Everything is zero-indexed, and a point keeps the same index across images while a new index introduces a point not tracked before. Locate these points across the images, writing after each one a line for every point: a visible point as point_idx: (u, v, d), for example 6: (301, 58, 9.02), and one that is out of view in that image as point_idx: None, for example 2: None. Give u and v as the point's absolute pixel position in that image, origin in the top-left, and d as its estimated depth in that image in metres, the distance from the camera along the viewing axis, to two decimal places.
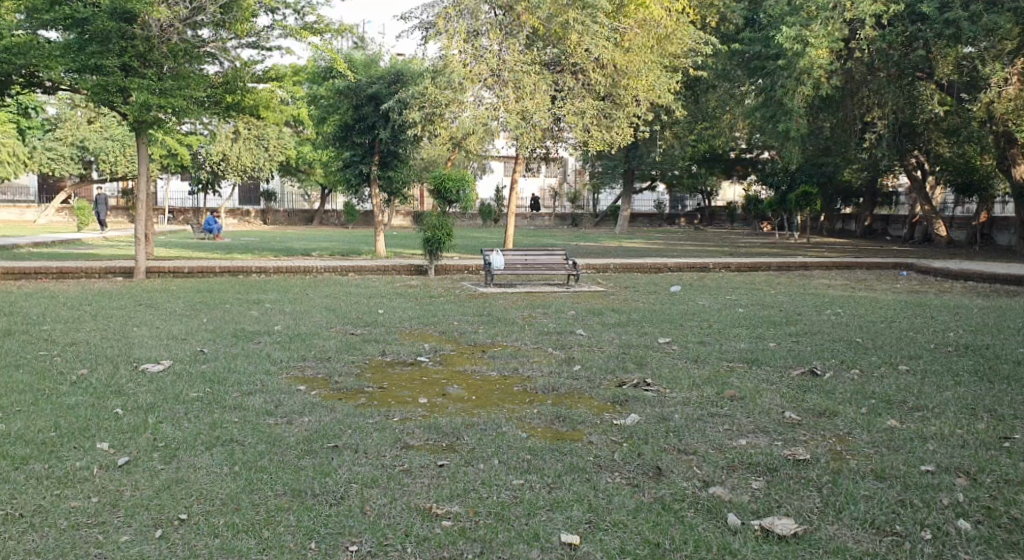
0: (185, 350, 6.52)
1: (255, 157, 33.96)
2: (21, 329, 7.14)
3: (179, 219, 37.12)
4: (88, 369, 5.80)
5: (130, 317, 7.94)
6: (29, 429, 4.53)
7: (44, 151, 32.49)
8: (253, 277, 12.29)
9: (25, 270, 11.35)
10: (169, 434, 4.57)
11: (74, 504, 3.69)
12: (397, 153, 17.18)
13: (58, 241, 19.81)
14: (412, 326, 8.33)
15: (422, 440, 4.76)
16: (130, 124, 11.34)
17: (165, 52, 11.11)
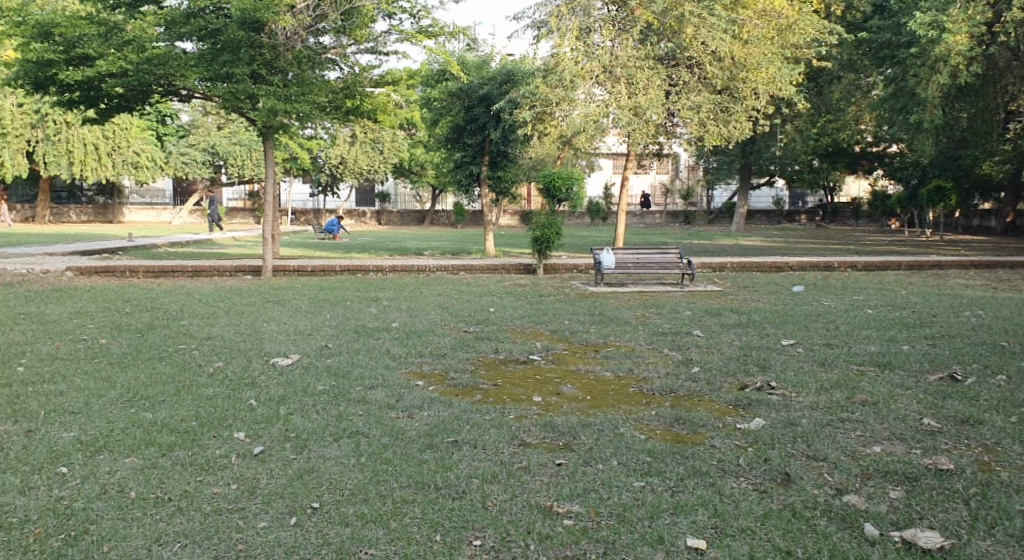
0: (311, 346, 6.76)
1: (370, 159, 35.07)
2: (163, 324, 7.59)
3: (300, 220, 38.72)
4: (223, 362, 6.09)
5: (259, 314, 8.30)
6: (173, 418, 4.79)
7: (179, 156, 34.54)
8: (370, 276, 12.64)
9: (163, 268, 12.07)
10: (300, 425, 4.73)
11: (217, 490, 3.88)
12: (507, 153, 17.30)
13: (193, 241, 21.01)
14: (523, 325, 8.35)
15: (539, 438, 4.74)
16: (258, 129, 11.88)
17: (289, 60, 11.55)
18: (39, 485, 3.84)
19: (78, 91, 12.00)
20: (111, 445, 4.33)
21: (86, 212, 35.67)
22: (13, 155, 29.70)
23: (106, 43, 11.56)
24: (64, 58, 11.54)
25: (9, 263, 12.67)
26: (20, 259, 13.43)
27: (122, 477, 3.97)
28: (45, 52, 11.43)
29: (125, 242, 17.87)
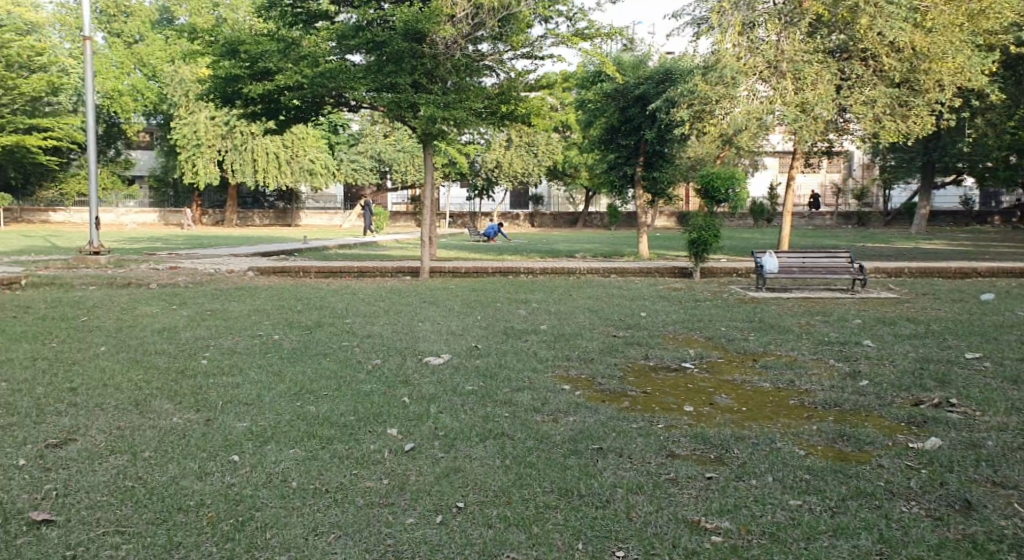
0: (462, 346, 6.90)
1: (527, 163, 35.54)
2: (327, 322, 8.00)
3: (458, 222, 39.81)
4: (381, 360, 6.33)
5: (416, 313, 8.59)
6: (334, 411, 5.01)
7: (349, 163, 36.49)
8: (522, 277, 12.78)
9: (330, 269, 12.72)
10: (449, 424, 4.81)
11: (369, 484, 4.00)
12: (663, 153, 16.91)
13: (358, 244, 22.10)
14: (677, 331, 8.12)
15: (689, 449, 4.56)
16: (419, 136, 12.24)
17: (449, 68, 11.90)
18: (213, 471, 4.07)
19: (260, 103, 12.94)
20: (277, 436, 4.55)
21: (267, 215, 38.51)
22: (206, 163, 32.59)
23: (285, 58, 12.22)
24: (249, 73, 12.48)
25: (198, 263, 13.85)
26: (208, 259, 14.67)
27: (285, 468, 4.15)
28: (233, 68, 12.45)
29: (299, 245, 19.12)
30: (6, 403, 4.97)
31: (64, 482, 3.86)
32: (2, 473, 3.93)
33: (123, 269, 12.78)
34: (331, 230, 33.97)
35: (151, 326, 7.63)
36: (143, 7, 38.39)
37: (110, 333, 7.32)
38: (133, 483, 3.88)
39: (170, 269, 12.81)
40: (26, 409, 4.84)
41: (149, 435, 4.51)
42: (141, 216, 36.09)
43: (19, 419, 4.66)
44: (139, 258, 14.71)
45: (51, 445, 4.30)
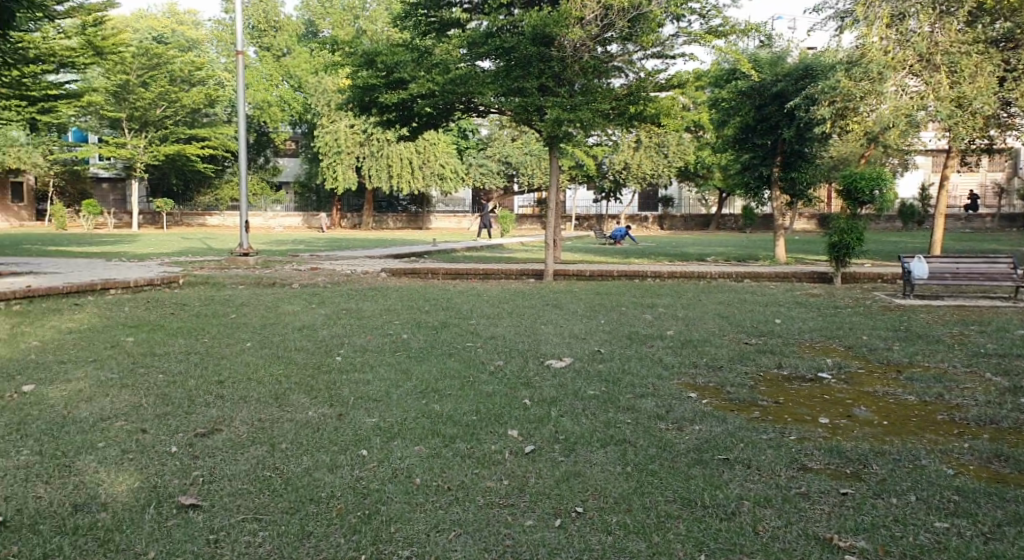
0: (584, 349, 6.85)
1: (657, 164, 34.98)
2: (453, 322, 8.14)
3: (586, 225, 39.73)
4: (503, 361, 6.37)
5: (540, 316, 8.60)
6: (456, 411, 5.06)
7: (478, 168, 37.14)
8: (648, 281, 12.59)
9: (458, 272, 12.95)
10: (570, 428, 4.77)
11: (490, 483, 4.01)
12: (803, 153, 16.15)
13: (488, 246, 22.39)
14: (813, 339, 7.73)
15: (823, 463, 4.31)
16: (545, 139, 12.25)
17: (578, 71, 11.83)
18: (343, 464, 4.17)
19: (394, 111, 13.35)
20: (404, 433, 4.63)
21: (400, 219, 39.78)
22: (345, 169, 34.09)
23: (419, 67, 12.61)
24: (385, 82, 12.93)
25: (336, 264, 14.51)
26: (344, 261, 15.35)
27: (410, 464, 4.21)
28: (370, 78, 12.96)
29: (430, 247, 19.56)
30: (161, 393, 5.33)
31: (209, 469, 4.04)
32: (156, 457, 4.17)
33: (270, 269, 13.61)
34: (450, 230, 37.62)
35: (291, 324, 8.03)
36: (290, 21, 40.53)
37: (254, 330, 7.75)
38: (270, 473, 4.03)
39: (310, 270, 13.49)
40: (179, 400, 5.18)
41: (286, 427, 4.70)
42: (286, 220, 38.21)
43: (173, 409, 4.98)
44: (282, 259, 15.65)
45: (200, 434, 4.56)
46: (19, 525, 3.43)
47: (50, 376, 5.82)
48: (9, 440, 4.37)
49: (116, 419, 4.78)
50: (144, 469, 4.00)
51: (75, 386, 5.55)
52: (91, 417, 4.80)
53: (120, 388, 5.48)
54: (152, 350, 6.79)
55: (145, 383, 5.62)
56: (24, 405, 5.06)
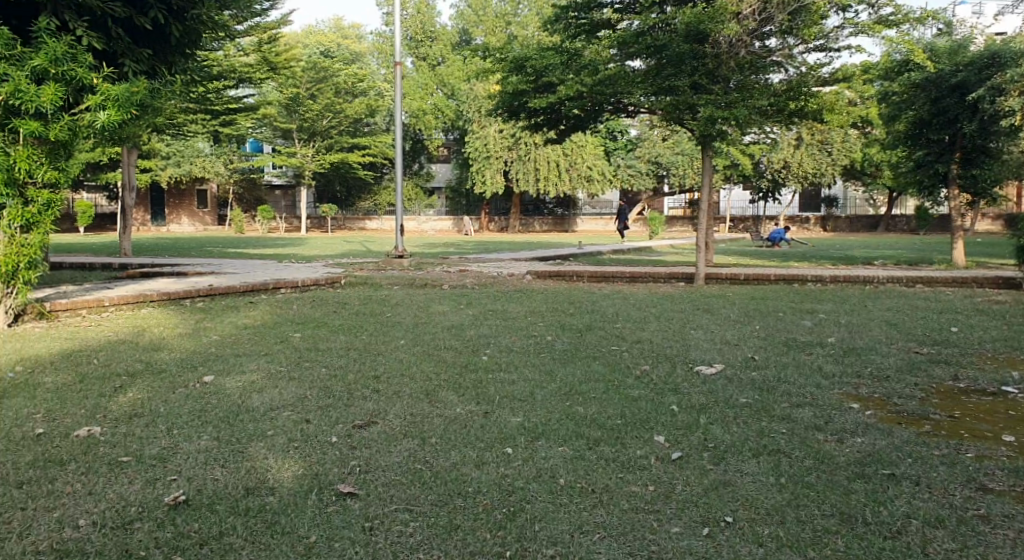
0: (737, 356, 6.60)
1: (820, 162, 33.34)
2: (600, 325, 8.09)
3: (740, 227, 38.47)
4: (650, 366, 6.25)
5: (689, 321, 8.38)
6: (601, 414, 4.99)
7: (627, 169, 36.79)
8: (808, 286, 11.99)
9: (607, 274, 12.80)
10: (720, 436, 4.61)
11: (634, 489, 3.92)
12: (987, 148, 14.85)
13: (636, 249, 22.06)
14: (995, 350, 7.06)
15: (1005, 485, 3.92)
16: (697, 139, 11.90)
17: (733, 67, 11.47)
18: (490, 461, 4.23)
19: (543, 114, 13.45)
20: (549, 433, 4.63)
21: (547, 221, 40.04)
22: (494, 174, 34.97)
23: (568, 70, 12.67)
24: (534, 86, 13.08)
25: (484, 266, 14.79)
26: (491, 263, 15.62)
27: (555, 465, 4.20)
28: (520, 83, 13.07)
29: (577, 250, 19.58)
30: (323, 387, 5.63)
31: (365, 460, 4.21)
32: (318, 446, 4.40)
33: (423, 271, 14.10)
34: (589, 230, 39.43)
35: (441, 324, 8.24)
36: (446, 30, 41.76)
37: (408, 329, 8.03)
38: (421, 466, 4.14)
39: (459, 272, 13.84)
40: (339, 393, 5.46)
41: (436, 423, 4.82)
42: (439, 223, 39.35)
43: (333, 401, 5.25)
44: (434, 261, 16.26)
45: (357, 426, 4.77)
46: (200, 501, 3.68)
47: (227, 367, 6.29)
48: (191, 425, 4.75)
49: (283, 409, 5.10)
50: (307, 457, 4.23)
51: (249, 377, 5.97)
52: (262, 407, 5.13)
53: (287, 381, 5.84)
54: (315, 346, 7.19)
55: (310, 376, 5.96)
56: (205, 393, 5.50)
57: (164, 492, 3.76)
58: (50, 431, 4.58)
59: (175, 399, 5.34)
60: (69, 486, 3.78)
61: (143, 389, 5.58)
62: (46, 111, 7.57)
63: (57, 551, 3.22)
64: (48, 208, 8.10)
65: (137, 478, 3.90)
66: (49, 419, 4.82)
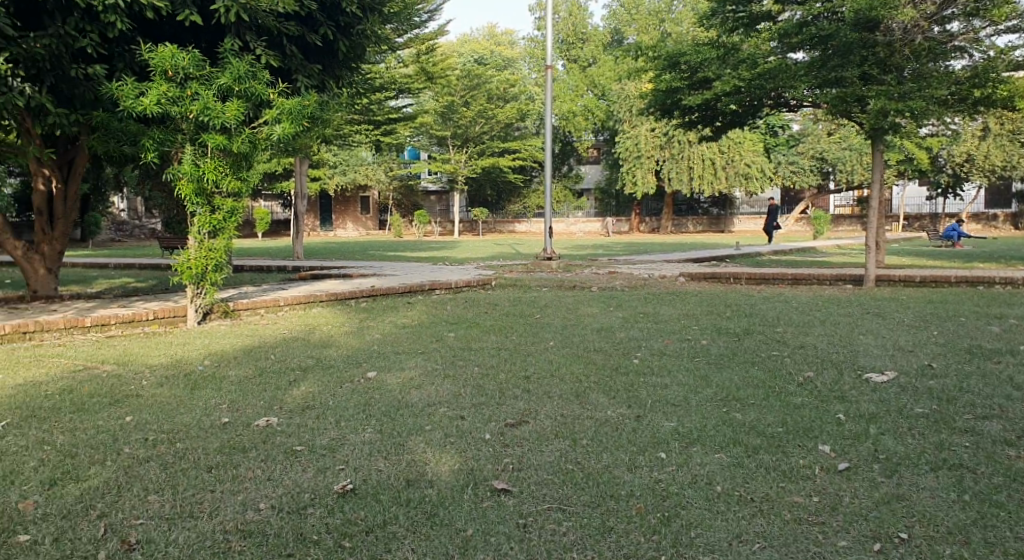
0: (912, 363, 6.16)
1: (1010, 154, 30.54)
2: (758, 329, 7.78)
3: (914, 226, 35.96)
4: (814, 373, 5.93)
5: (857, 325, 7.92)
6: (760, 420, 4.79)
7: (788, 165, 35.31)
8: (996, 288, 11.02)
9: (765, 276, 12.32)
10: (892, 448, 4.32)
11: (797, 499, 3.75)
12: None
13: (797, 249, 21.09)
14: None
15: None
16: (866, 132, 11.18)
17: (907, 55, 10.78)
18: (644, 464, 4.14)
19: (697, 112, 13.12)
20: (705, 439, 4.47)
21: (701, 222, 39.12)
22: (645, 174, 34.61)
23: (724, 65, 12.35)
24: (688, 84, 12.82)
25: (636, 268, 14.66)
26: (643, 265, 15.43)
27: (711, 471, 4.06)
28: (673, 81, 12.87)
29: (733, 251, 19.00)
30: (477, 385, 5.77)
31: (518, 458, 4.25)
32: (472, 443, 4.50)
33: (572, 273, 14.11)
34: (746, 230, 37.93)
35: (592, 326, 8.24)
36: (598, 31, 41.69)
37: (558, 330, 8.08)
38: (573, 466, 4.12)
39: (610, 274, 13.74)
40: (492, 391, 5.57)
41: (587, 424, 4.76)
42: (587, 225, 38.94)
43: (486, 399, 5.36)
44: (585, 262, 16.27)
45: (510, 424, 4.83)
46: (364, 491, 3.86)
47: (388, 364, 6.58)
48: (357, 418, 5.00)
49: (439, 405, 5.27)
50: (463, 453, 4.34)
51: (408, 374, 6.21)
52: (420, 402, 5.33)
53: (442, 378, 6.02)
54: (469, 345, 7.37)
55: (464, 374, 6.13)
56: (368, 388, 5.78)
57: (333, 481, 3.97)
58: (233, 420, 4.97)
59: (342, 393, 5.65)
60: (250, 471, 4.07)
61: (314, 383, 5.94)
62: (231, 125, 8.22)
63: (241, 531, 3.46)
64: (231, 215, 8.77)
65: (309, 466, 4.15)
66: (233, 409, 5.23)
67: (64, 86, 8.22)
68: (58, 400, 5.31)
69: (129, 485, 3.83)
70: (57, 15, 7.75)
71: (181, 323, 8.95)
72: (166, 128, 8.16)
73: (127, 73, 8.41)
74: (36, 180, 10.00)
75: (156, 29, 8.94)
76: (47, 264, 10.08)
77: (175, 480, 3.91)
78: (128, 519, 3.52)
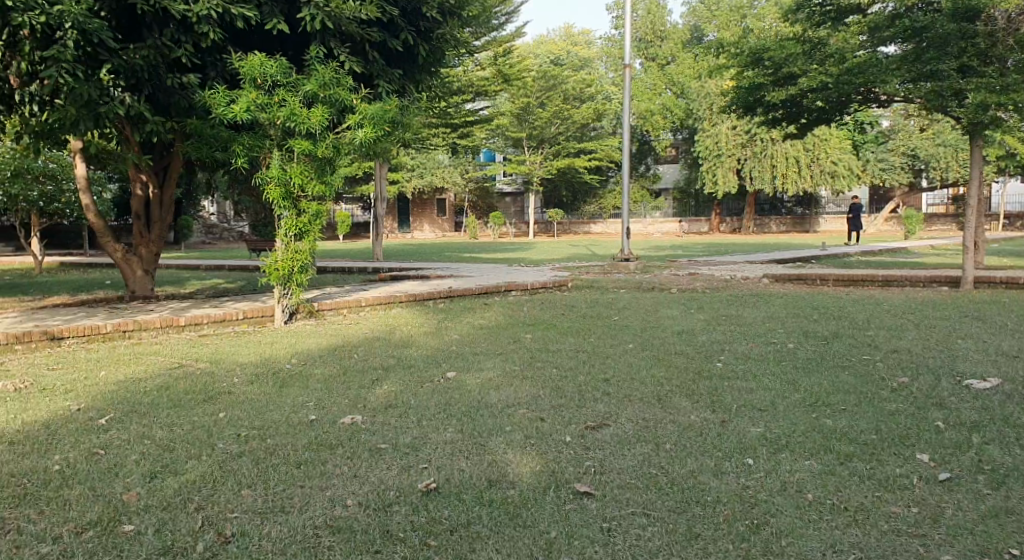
0: (1017, 370, 5.85)
1: None
2: (848, 333, 7.53)
3: (1015, 226, 34.14)
4: (909, 378, 5.69)
5: (955, 330, 7.56)
6: (853, 427, 4.62)
7: (877, 163, 34.00)
8: None
9: (853, 277, 11.92)
10: (998, 459, 4.11)
11: (895, 509, 3.61)
12: None
13: (887, 250, 20.36)
14: None
15: None
16: (963, 128, 10.68)
17: (1011, 45, 10.13)
18: (730, 471, 4.05)
19: (781, 109, 12.76)
20: (794, 445, 4.35)
21: (785, 222, 38.15)
22: (725, 173, 34.00)
23: (810, 60, 12.04)
24: (772, 80, 12.52)
25: (716, 269, 14.40)
26: (724, 266, 15.13)
27: (801, 478, 3.95)
28: (756, 77, 12.63)
29: (819, 251, 18.50)
30: (555, 387, 5.75)
31: (600, 461, 4.21)
32: (553, 445, 4.49)
33: (650, 274, 13.92)
34: (833, 231, 36.76)
35: (671, 328, 8.13)
36: (677, 28, 41.16)
37: (637, 332, 7.99)
38: (656, 471, 4.05)
39: (690, 275, 13.52)
40: (572, 394, 5.54)
41: (670, 428, 4.69)
42: (665, 226, 38.41)
43: (566, 402, 5.34)
44: (663, 263, 16.07)
45: (590, 427, 4.79)
46: (448, 490, 3.90)
47: (468, 365, 6.62)
48: (438, 418, 5.06)
49: (519, 407, 5.27)
50: (545, 454, 4.33)
51: (487, 375, 6.24)
52: (500, 403, 5.35)
53: (521, 379, 6.04)
54: (548, 347, 7.37)
55: (542, 376, 6.12)
56: (449, 388, 5.84)
57: (417, 479, 4.03)
58: (320, 418, 5.09)
59: (424, 392, 5.73)
60: (337, 468, 4.16)
61: (396, 383, 6.03)
62: (316, 130, 8.43)
63: (331, 527, 3.54)
64: (316, 218, 8.99)
65: (394, 465, 4.22)
66: (320, 407, 5.35)
67: (161, 95, 8.61)
68: (157, 395, 5.55)
69: (224, 479, 3.98)
70: (154, 27, 8.14)
71: (269, 322, 9.24)
72: (254, 134, 8.44)
73: (218, 81, 8.74)
74: (134, 185, 10.42)
75: (246, 38, 9.27)
76: (145, 266, 10.53)
77: (266, 476, 4.03)
78: (225, 511, 3.65)
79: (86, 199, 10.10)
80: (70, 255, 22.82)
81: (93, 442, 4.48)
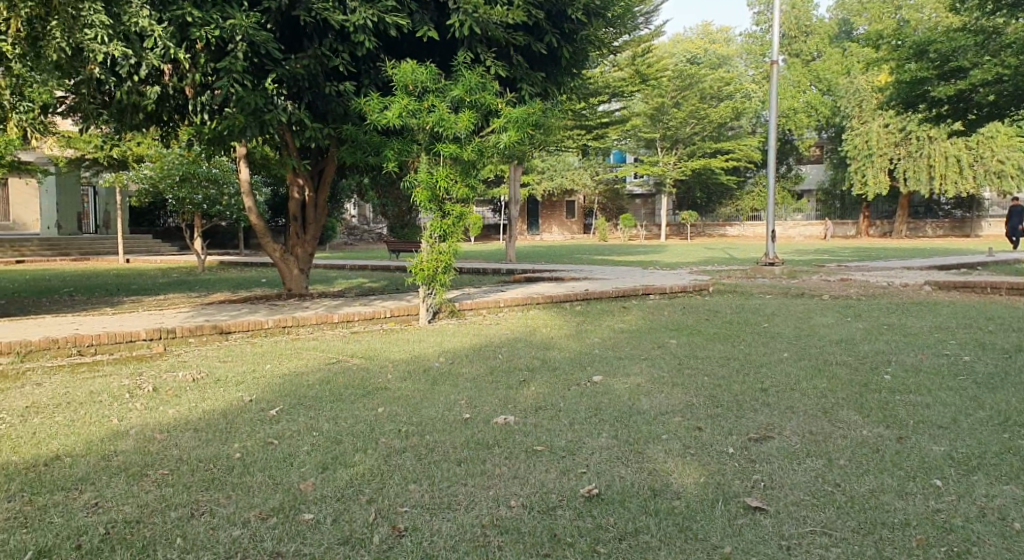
0: None
1: None
2: None
3: None
4: None
5: None
6: None
7: None
8: None
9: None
10: None
11: None
12: None
13: None
14: None
15: None
16: None
17: None
18: (916, 492, 3.78)
19: (946, 105, 11.93)
20: (986, 467, 4.02)
21: (942, 226, 35.80)
22: (876, 174, 32.20)
23: (983, 50, 11.35)
24: (937, 73, 11.81)
25: (870, 275, 13.69)
26: (879, 271, 14.39)
27: (1002, 505, 3.64)
28: (918, 71, 11.97)
29: (985, 255, 17.55)
30: (709, 395, 5.59)
31: (769, 475, 4.04)
32: (715, 455, 4.35)
33: (796, 279, 13.41)
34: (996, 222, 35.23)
35: (828, 337, 7.74)
36: (823, 23, 39.61)
37: (791, 340, 7.66)
38: (832, 489, 3.84)
39: (841, 281, 12.92)
40: (727, 403, 5.36)
41: (841, 444, 4.44)
42: (807, 228, 36.93)
43: (723, 411, 5.18)
44: (811, 268, 15.43)
45: (753, 439, 4.61)
46: (612, 495, 3.85)
47: (614, 369, 6.56)
48: (590, 422, 5.02)
49: (673, 415, 5.15)
50: (707, 465, 4.19)
51: (635, 380, 6.15)
52: (653, 410, 5.25)
53: (673, 386, 5.91)
54: (695, 353, 7.20)
55: (694, 383, 5.96)
56: (598, 392, 5.80)
57: (579, 483, 4.00)
58: (475, 416, 5.17)
59: (572, 395, 5.70)
60: (497, 467, 4.19)
61: (543, 384, 6.04)
62: (462, 134, 8.56)
63: (497, 526, 3.57)
64: (461, 220, 9.14)
65: (553, 467, 4.21)
66: (472, 405, 5.43)
67: (319, 102, 9.01)
68: (320, 389, 5.80)
69: (391, 473, 4.09)
70: (315, 37, 8.53)
71: (415, 321, 9.50)
72: (405, 138, 8.69)
73: (371, 87, 9.04)
74: (292, 188, 10.96)
75: (397, 45, 9.56)
76: (300, 265, 11.07)
77: (430, 472, 4.12)
78: (395, 506, 3.74)
79: (249, 202, 10.72)
80: (229, 255, 24.07)
81: (267, 432, 4.71)
